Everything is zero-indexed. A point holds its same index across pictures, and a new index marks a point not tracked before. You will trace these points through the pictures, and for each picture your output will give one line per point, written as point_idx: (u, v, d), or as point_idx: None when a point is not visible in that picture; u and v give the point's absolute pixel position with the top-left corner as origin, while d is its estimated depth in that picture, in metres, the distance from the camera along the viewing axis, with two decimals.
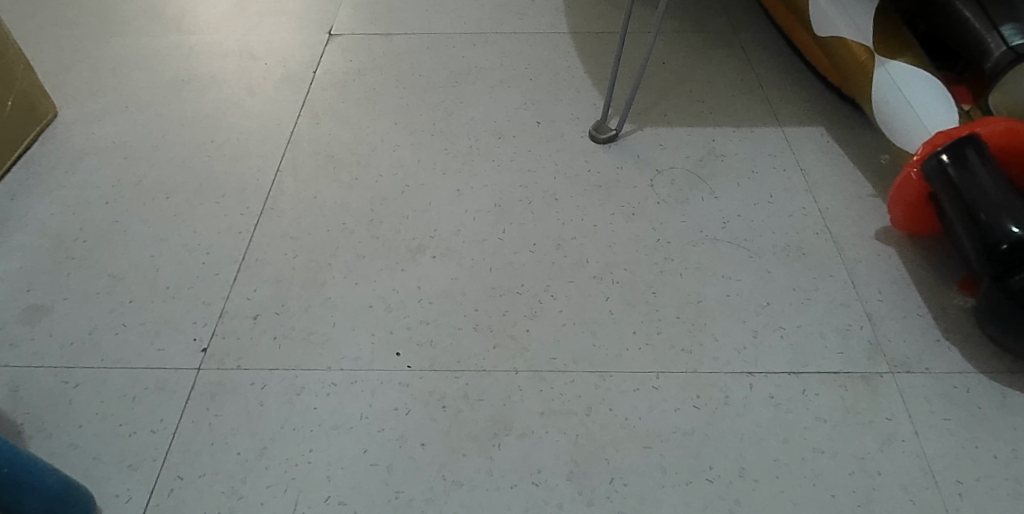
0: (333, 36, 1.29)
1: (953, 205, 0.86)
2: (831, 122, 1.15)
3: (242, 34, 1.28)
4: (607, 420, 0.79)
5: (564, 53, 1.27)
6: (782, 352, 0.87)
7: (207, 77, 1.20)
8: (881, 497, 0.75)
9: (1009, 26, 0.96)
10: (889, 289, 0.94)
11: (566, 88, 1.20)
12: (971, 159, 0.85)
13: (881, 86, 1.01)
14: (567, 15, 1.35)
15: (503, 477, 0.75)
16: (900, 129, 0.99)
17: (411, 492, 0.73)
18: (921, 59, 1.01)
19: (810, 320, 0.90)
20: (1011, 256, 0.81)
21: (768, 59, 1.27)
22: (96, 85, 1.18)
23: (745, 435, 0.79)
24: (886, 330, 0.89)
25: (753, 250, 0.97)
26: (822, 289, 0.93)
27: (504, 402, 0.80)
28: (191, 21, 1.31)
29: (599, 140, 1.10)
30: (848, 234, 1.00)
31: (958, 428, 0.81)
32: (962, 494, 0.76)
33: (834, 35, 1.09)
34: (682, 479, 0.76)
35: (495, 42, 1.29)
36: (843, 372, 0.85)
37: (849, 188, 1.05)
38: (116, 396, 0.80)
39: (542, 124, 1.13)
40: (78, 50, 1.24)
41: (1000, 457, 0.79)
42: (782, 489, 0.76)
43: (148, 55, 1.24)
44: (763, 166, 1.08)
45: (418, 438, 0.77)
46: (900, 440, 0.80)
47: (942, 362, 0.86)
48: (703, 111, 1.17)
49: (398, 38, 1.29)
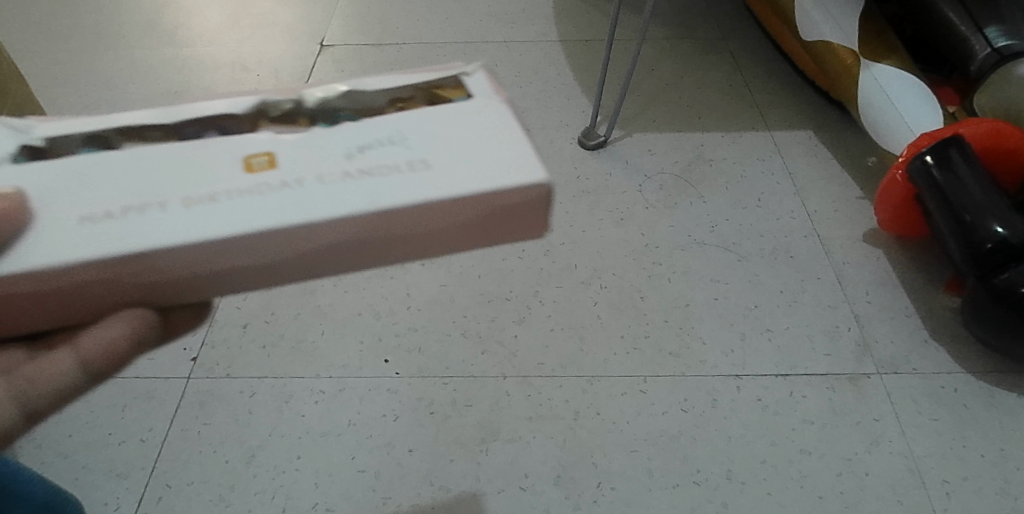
0: (324, 46, 1.29)
1: (938, 206, 0.87)
2: (819, 125, 1.16)
3: (235, 46, 1.29)
4: (595, 425, 0.80)
5: (554, 61, 1.28)
6: (769, 354, 0.87)
7: (201, 89, 1.21)
8: (868, 498, 0.76)
9: (993, 28, 0.97)
10: (876, 290, 0.94)
11: (556, 96, 1.21)
12: (955, 159, 0.86)
13: (867, 90, 1.02)
14: (556, 22, 1.36)
15: (490, 482, 0.75)
16: (886, 131, 0.99)
17: (399, 497, 0.74)
18: (906, 62, 1.02)
19: (798, 322, 0.90)
20: (995, 256, 0.81)
21: (757, 64, 1.27)
22: (90, 97, 1.19)
23: (732, 438, 0.80)
24: (873, 331, 0.90)
25: (740, 254, 0.98)
26: (809, 291, 0.93)
27: (492, 407, 0.81)
28: (184, 33, 1.32)
29: (588, 146, 1.11)
30: (835, 237, 1.00)
31: (945, 428, 0.81)
32: (950, 494, 0.76)
33: (820, 40, 1.09)
34: (670, 482, 0.76)
35: (485, 51, 1.30)
36: (831, 374, 0.85)
37: (837, 191, 1.06)
38: (105, 405, 0.81)
39: (531, 131, 1.14)
40: (72, 64, 1.25)
41: (988, 457, 0.79)
42: (769, 491, 0.76)
43: (141, 67, 1.25)
44: (751, 169, 1.09)
45: (405, 445, 0.77)
46: (888, 440, 0.80)
47: (929, 362, 0.87)
48: (692, 116, 1.17)
49: (389, 48, 1.30)
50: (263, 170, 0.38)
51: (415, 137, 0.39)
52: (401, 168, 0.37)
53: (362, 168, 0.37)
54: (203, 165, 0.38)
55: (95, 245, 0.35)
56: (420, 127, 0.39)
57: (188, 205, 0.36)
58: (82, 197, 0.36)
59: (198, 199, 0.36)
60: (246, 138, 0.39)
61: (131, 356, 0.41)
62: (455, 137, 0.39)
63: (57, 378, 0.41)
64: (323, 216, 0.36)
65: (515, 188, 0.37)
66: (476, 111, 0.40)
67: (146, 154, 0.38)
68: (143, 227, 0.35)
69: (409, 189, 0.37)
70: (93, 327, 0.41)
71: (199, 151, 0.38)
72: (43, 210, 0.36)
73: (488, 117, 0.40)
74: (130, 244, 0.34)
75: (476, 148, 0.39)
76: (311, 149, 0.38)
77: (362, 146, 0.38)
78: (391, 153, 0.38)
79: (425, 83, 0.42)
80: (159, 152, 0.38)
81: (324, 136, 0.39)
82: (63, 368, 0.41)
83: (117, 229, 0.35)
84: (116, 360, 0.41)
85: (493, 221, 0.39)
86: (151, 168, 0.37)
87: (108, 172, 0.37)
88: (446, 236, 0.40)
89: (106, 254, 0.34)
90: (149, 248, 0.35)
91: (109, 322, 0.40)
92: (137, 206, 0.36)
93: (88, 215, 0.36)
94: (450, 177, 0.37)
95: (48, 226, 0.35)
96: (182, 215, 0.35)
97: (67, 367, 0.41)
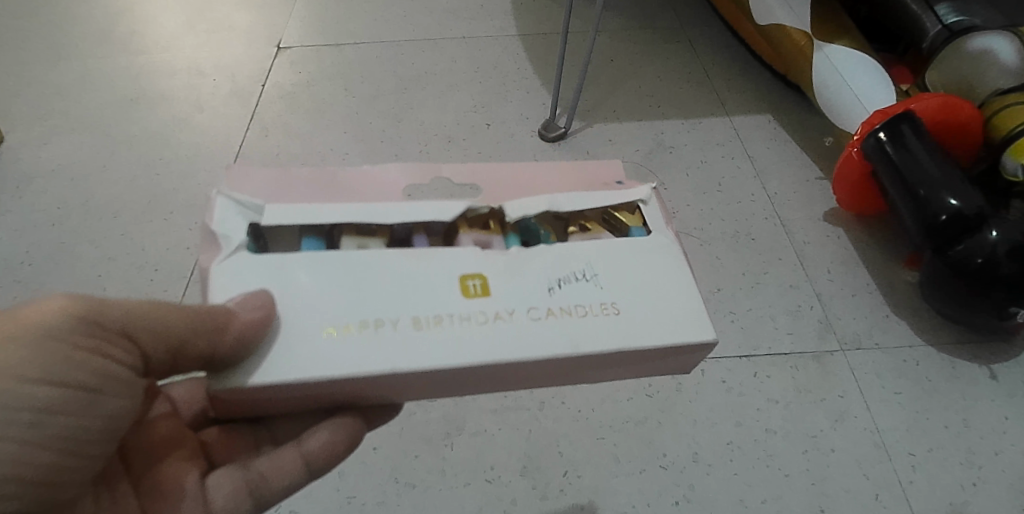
0: (282, 49, 1.28)
1: (893, 184, 0.87)
2: (776, 109, 1.17)
3: (192, 51, 1.28)
4: (561, 414, 0.79)
5: (513, 55, 1.27)
6: (734, 336, 0.87)
7: (157, 95, 1.19)
8: (834, 475, 0.76)
9: (943, 5, 0.98)
10: (837, 269, 0.95)
11: (515, 90, 1.21)
12: (908, 135, 0.86)
13: (821, 71, 1.03)
14: (515, 16, 1.36)
15: (456, 477, 0.74)
16: (842, 111, 1.00)
17: (364, 496, 0.73)
18: (857, 43, 1.03)
19: (760, 303, 0.90)
20: (949, 227, 0.82)
21: (714, 50, 1.28)
22: (43, 107, 1.17)
23: (697, 421, 0.80)
24: (836, 310, 0.90)
25: (702, 239, 0.98)
26: (772, 273, 0.94)
27: (456, 402, 0.80)
28: (140, 39, 1.30)
29: (548, 139, 1.11)
30: (795, 218, 1.01)
31: (908, 401, 0.82)
32: (915, 466, 0.77)
33: (773, 24, 1.09)
34: (637, 467, 0.76)
35: (444, 47, 1.29)
36: (794, 353, 0.86)
37: (797, 173, 1.07)
38: None
39: (491, 126, 1.14)
40: (24, 75, 1.23)
41: (951, 428, 0.80)
42: (736, 471, 0.76)
43: (97, 76, 1.23)
44: (712, 155, 1.09)
45: (369, 442, 0.77)
46: (852, 416, 0.81)
47: (891, 337, 0.88)
48: (652, 105, 1.17)
49: (347, 48, 1.29)
50: (477, 294, 0.47)
51: (602, 272, 0.49)
52: (592, 311, 0.48)
53: (563, 307, 0.47)
54: (431, 278, 0.47)
55: (358, 361, 0.44)
56: (608, 263, 0.50)
57: (426, 328, 0.46)
58: (335, 304, 0.46)
59: (425, 319, 0.46)
60: (466, 256, 0.49)
61: (342, 452, 0.55)
62: (634, 281, 0.49)
63: (282, 474, 0.54)
64: (534, 355, 0.46)
65: (689, 345, 0.48)
66: (650, 259, 0.51)
67: (385, 263, 0.48)
68: (395, 347, 0.45)
69: (605, 333, 0.47)
70: (313, 431, 0.54)
71: (425, 265, 0.48)
72: (286, 313, 0.45)
73: (664, 270, 0.50)
74: (390, 366, 0.44)
75: (655, 297, 0.49)
76: (521, 278, 0.48)
77: (562, 279, 0.48)
78: (584, 293, 0.48)
79: (607, 208, 0.55)
80: (398, 267, 0.48)
81: (528, 259, 0.49)
82: (287, 465, 0.54)
83: (371, 343, 0.45)
84: (330, 456, 0.55)
85: (649, 362, 0.50)
86: (399, 283, 0.47)
87: (357, 274, 0.47)
88: (604, 368, 0.50)
89: (369, 373, 0.44)
90: (400, 370, 0.45)
91: (329, 427, 0.54)
92: (381, 320, 0.46)
93: (348, 324, 0.45)
94: (632, 327, 0.48)
95: (316, 334, 0.45)
96: (426, 337, 0.46)
97: (291, 465, 0.54)
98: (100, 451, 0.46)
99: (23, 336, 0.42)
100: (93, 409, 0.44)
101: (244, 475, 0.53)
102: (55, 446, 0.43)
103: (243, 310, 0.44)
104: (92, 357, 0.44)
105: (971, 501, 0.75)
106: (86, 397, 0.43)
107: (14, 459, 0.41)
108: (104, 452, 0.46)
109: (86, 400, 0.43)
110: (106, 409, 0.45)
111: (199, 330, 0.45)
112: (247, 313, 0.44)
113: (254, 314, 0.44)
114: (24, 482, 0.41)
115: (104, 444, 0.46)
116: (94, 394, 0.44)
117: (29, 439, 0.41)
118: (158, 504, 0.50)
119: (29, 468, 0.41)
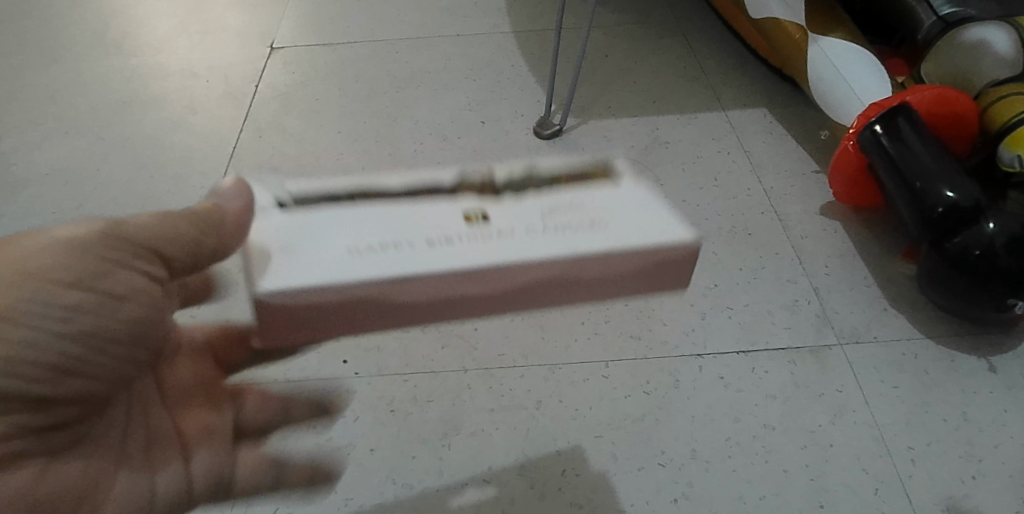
0: (275, 49, 1.28)
1: (890, 177, 0.87)
2: (772, 103, 1.16)
3: (184, 53, 1.27)
4: (558, 412, 0.79)
5: (508, 52, 1.27)
6: (731, 332, 0.87)
7: (151, 98, 1.19)
8: (833, 470, 0.76)
9: None
10: (835, 263, 0.94)
11: (510, 86, 1.20)
12: (904, 128, 0.86)
13: (816, 64, 1.02)
14: (508, 14, 1.35)
15: (453, 477, 0.74)
16: (837, 104, 1.00)
17: (362, 497, 0.73)
18: (853, 35, 1.02)
19: (758, 299, 0.90)
20: (946, 219, 0.82)
21: (710, 44, 1.27)
22: (36, 112, 1.16)
23: (695, 417, 0.79)
24: (833, 304, 0.90)
25: (699, 234, 0.97)
26: (769, 267, 0.94)
27: (454, 402, 0.80)
28: (133, 42, 1.30)
29: (544, 136, 1.11)
30: (792, 212, 1.00)
31: (907, 395, 0.82)
32: (914, 461, 0.77)
33: (768, 17, 1.09)
34: (635, 465, 0.76)
35: (438, 45, 1.29)
36: (792, 347, 0.86)
37: (793, 167, 1.06)
38: None
39: (486, 124, 1.14)
40: (17, 79, 1.22)
41: (950, 421, 0.80)
42: (735, 467, 0.76)
43: (90, 79, 1.22)
44: (708, 150, 1.09)
45: (367, 444, 0.76)
46: (851, 410, 0.80)
47: (889, 330, 0.87)
48: (648, 100, 1.17)
49: (340, 47, 1.28)
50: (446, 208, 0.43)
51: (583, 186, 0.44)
52: (569, 222, 0.42)
53: (540, 219, 0.43)
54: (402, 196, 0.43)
55: (321, 274, 0.40)
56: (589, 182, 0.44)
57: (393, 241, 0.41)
58: (301, 221, 0.42)
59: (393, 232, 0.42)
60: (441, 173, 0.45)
61: None
62: (615, 194, 0.44)
63: None
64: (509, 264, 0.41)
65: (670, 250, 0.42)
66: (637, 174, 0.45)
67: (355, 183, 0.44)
68: (358, 260, 0.41)
69: (583, 244, 0.42)
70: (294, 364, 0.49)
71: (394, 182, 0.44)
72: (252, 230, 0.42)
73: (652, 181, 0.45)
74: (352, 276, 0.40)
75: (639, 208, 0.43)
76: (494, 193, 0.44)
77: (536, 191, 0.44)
78: (562, 206, 0.43)
79: None
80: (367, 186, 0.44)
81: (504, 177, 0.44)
82: None
83: (332, 256, 0.41)
84: None
85: (640, 276, 0.44)
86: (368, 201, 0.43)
87: (327, 192, 0.43)
88: (596, 287, 0.44)
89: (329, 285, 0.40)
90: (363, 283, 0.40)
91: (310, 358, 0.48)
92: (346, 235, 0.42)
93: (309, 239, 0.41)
94: (627, 227, 0.43)
95: (278, 249, 0.41)
96: (393, 250, 0.41)
97: None
98: (124, 352, 0.52)
99: (58, 243, 0.48)
100: (117, 313, 0.50)
101: (228, 451, 0.61)
102: (82, 343, 0.49)
103: (228, 198, 0.46)
104: (113, 264, 0.49)
105: (971, 494, 0.74)
106: (109, 300, 0.49)
107: (49, 348, 0.48)
108: (128, 356, 0.53)
109: (110, 304, 0.49)
110: (128, 313, 0.51)
111: (204, 224, 0.49)
112: (230, 199, 0.46)
113: (238, 197, 0.46)
114: (51, 368, 0.48)
115: (135, 351, 0.54)
116: (117, 302, 0.50)
117: (62, 331, 0.48)
118: (168, 459, 0.58)
119: (58, 357, 0.48)
